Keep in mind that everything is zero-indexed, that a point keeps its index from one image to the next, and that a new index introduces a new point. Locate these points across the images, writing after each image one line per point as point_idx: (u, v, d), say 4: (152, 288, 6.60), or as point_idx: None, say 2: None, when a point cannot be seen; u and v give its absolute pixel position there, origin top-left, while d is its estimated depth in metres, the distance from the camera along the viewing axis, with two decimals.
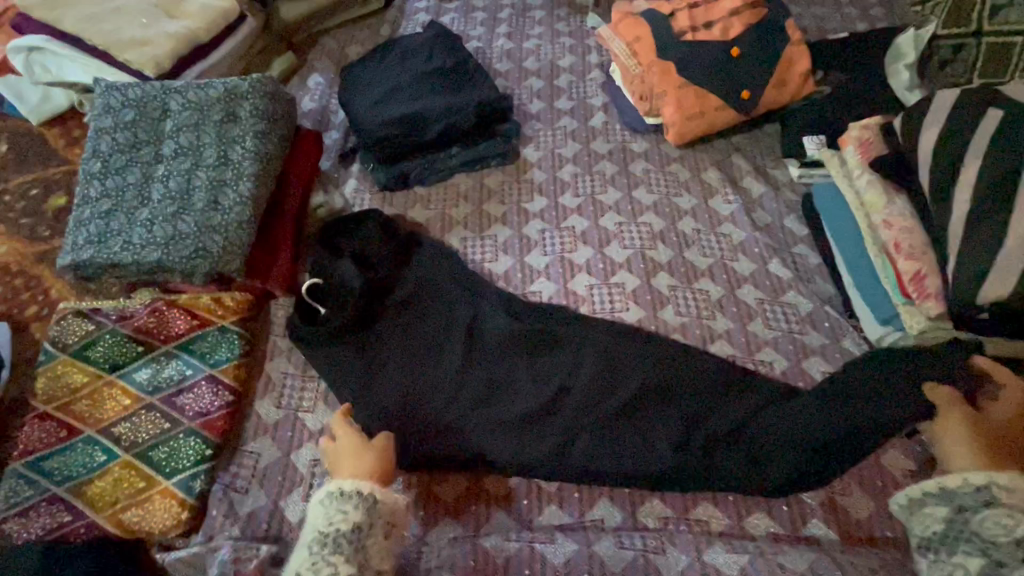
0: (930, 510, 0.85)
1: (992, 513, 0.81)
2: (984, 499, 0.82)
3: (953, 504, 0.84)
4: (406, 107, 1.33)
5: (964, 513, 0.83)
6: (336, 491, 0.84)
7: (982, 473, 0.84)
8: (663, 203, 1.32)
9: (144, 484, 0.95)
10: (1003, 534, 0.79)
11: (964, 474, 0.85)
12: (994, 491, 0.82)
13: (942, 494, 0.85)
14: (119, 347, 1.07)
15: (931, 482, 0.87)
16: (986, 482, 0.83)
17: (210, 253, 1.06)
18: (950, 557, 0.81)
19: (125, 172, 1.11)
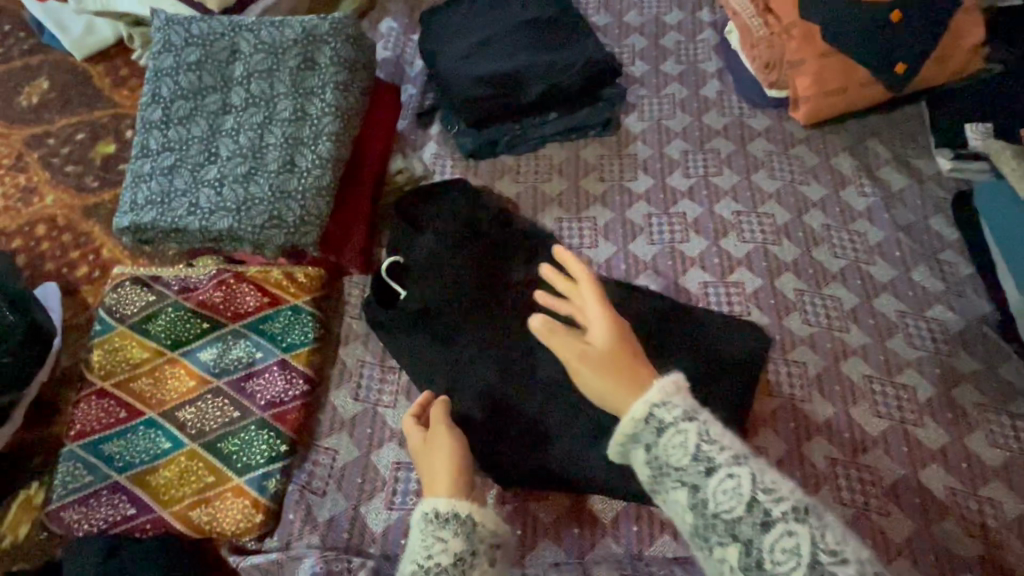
0: (636, 456, 0.65)
1: (669, 434, 0.63)
2: (655, 423, 0.64)
3: (645, 445, 0.64)
4: (501, 63, 1.16)
5: (653, 446, 0.64)
6: (431, 516, 0.71)
7: (641, 401, 0.66)
8: (788, 192, 1.15)
9: (213, 480, 0.86)
10: (686, 456, 0.61)
11: (644, 405, 0.65)
12: (659, 414, 0.64)
13: (636, 436, 0.65)
14: (181, 322, 0.95)
15: (627, 421, 0.66)
16: (653, 406, 0.65)
17: (284, 222, 0.93)
18: (670, 501, 0.62)
19: (189, 122, 0.97)
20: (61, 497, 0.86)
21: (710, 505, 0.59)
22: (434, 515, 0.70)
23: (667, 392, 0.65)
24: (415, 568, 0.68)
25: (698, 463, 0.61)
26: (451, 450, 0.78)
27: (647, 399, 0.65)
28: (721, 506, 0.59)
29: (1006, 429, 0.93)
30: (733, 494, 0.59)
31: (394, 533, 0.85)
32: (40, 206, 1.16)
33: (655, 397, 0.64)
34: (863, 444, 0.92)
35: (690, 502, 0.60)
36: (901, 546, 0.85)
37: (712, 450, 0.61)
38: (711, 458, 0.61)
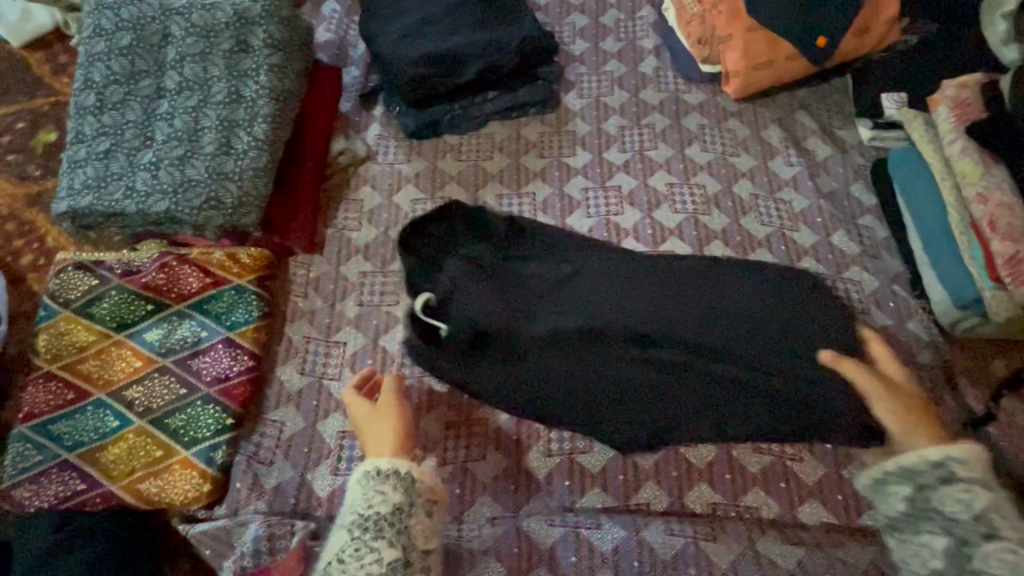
0: (893, 489, 0.72)
1: (954, 487, 0.67)
2: (946, 472, 0.68)
3: (917, 485, 0.70)
4: (438, 42, 1.18)
5: (926, 489, 0.69)
6: (371, 473, 0.77)
7: (940, 447, 0.69)
8: (719, 163, 1.20)
9: (160, 454, 0.89)
10: (969, 515, 0.66)
11: (941, 452, 0.69)
12: (953, 468, 0.68)
13: (910, 475, 0.70)
14: (126, 304, 0.98)
15: (913, 457, 0.70)
16: (955, 462, 0.68)
17: (222, 203, 0.95)
18: (918, 538, 0.68)
19: (123, 107, 0.98)
20: (12, 477, 0.88)
21: (976, 559, 0.64)
22: (375, 472, 0.76)
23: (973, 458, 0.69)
24: (356, 516, 0.74)
25: (979, 525, 0.65)
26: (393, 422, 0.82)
27: (951, 451, 0.69)
28: (983, 561, 0.64)
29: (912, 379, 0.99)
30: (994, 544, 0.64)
31: (338, 497, 0.89)
32: None
33: (955, 452, 0.68)
34: None
35: (949, 550, 0.66)
36: (812, 488, 0.91)
37: (998, 521, 0.65)
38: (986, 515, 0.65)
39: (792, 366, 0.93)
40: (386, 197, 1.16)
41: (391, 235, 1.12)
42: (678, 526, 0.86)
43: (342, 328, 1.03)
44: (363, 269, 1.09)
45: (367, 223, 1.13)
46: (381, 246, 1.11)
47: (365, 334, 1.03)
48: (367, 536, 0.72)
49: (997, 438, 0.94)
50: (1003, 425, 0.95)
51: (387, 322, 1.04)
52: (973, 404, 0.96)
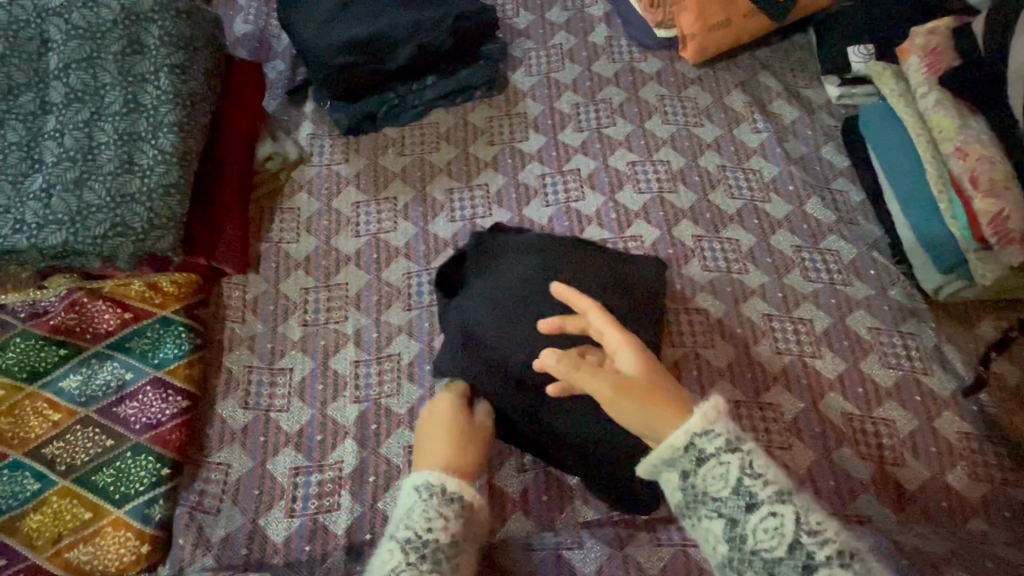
0: (669, 479, 0.66)
1: (708, 465, 0.62)
2: (695, 454, 0.63)
3: (682, 470, 0.65)
4: (366, 24, 1.07)
5: (690, 475, 0.64)
6: (438, 490, 0.69)
7: (682, 428, 0.65)
8: (682, 136, 1.12)
9: (90, 516, 0.80)
10: (725, 488, 0.62)
11: (685, 435, 0.64)
12: (700, 445, 0.63)
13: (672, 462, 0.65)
14: (36, 351, 0.87)
15: (666, 446, 0.65)
16: (694, 436, 0.64)
17: (130, 227, 0.84)
18: (702, 525, 0.63)
19: (3, 128, 0.85)
20: None
21: (748, 538, 0.60)
22: (440, 490, 0.69)
23: (709, 421, 0.64)
24: (412, 537, 0.65)
25: (740, 497, 0.61)
26: (474, 430, 0.78)
27: (689, 428, 0.64)
28: (753, 537, 0.60)
29: (898, 349, 0.94)
30: (722, 486, 0.62)
31: (296, 541, 0.82)
32: None
33: (696, 426, 0.63)
34: (766, 381, 0.93)
35: (727, 535, 0.61)
36: (802, 478, 0.86)
37: (754, 486, 0.61)
38: (725, 470, 0.62)
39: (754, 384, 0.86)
40: (324, 202, 1.06)
41: (333, 244, 1.02)
42: (666, 534, 0.80)
43: (286, 352, 0.94)
44: (305, 285, 0.99)
45: (306, 234, 1.03)
46: (322, 257, 1.01)
47: (312, 358, 0.94)
48: (425, 564, 0.63)
49: (987, 404, 0.90)
50: (993, 390, 0.91)
51: (336, 341, 0.95)
52: (961, 371, 0.92)
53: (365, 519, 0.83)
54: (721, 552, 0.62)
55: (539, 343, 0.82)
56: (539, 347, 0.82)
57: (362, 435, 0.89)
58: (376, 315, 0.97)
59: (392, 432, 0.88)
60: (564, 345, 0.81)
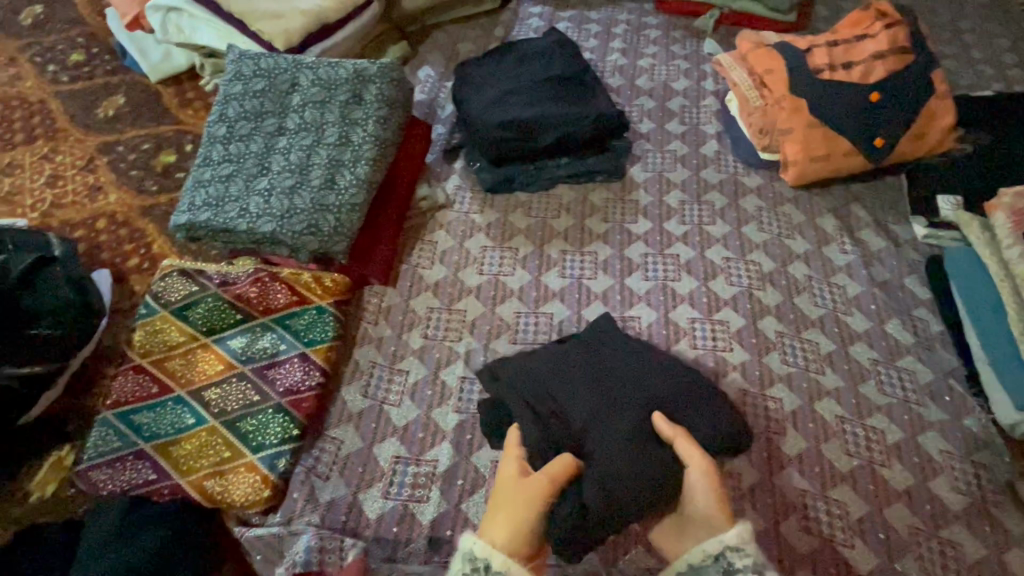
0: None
1: None
2: (723, 563, 0.74)
3: None
4: (522, 110, 1.29)
5: None
6: (481, 565, 0.73)
7: (716, 538, 0.75)
8: (774, 244, 1.26)
9: (227, 455, 0.95)
10: None
11: (717, 544, 0.75)
12: (729, 558, 0.74)
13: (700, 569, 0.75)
14: (219, 312, 1.07)
15: (697, 553, 0.76)
16: (726, 548, 0.74)
17: (320, 230, 1.05)
18: None
19: (249, 140, 1.12)
20: (92, 459, 0.95)
21: None
22: (483, 566, 0.73)
23: (743, 539, 0.74)
24: None
25: None
26: (535, 494, 0.78)
27: (721, 540, 0.75)
28: None
29: (969, 476, 0.98)
30: None
31: (387, 521, 0.92)
32: (103, 203, 1.32)
33: (728, 542, 0.74)
34: (832, 478, 0.98)
35: None
36: None
37: None
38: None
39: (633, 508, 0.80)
40: (458, 241, 1.25)
41: (459, 276, 1.20)
42: None
43: (405, 357, 1.10)
44: (430, 305, 1.16)
45: (439, 264, 1.22)
46: (449, 285, 1.19)
47: (426, 366, 1.09)
48: None
49: None
50: None
51: (448, 356, 1.10)
52: None
53: (449, 517, 0.93)
54: None
55: (571, 394, 0.89)
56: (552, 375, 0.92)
57: (457, 441, 1.00)
58: (485, 342, 1.11)
59: (483, 443, 1.00)
60: (570, 395, 0.89)
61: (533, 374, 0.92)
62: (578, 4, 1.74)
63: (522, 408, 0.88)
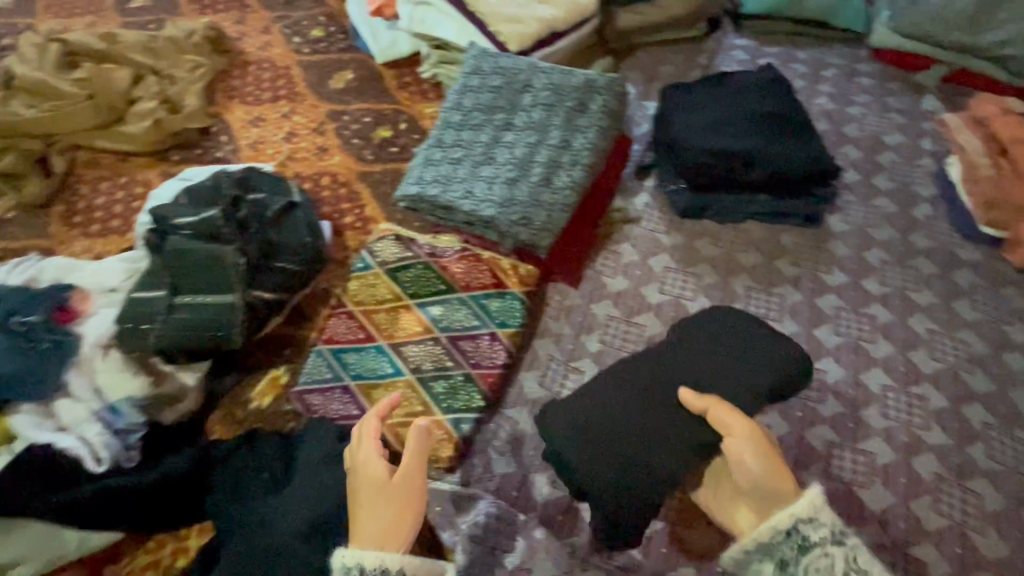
0: (762, 568, 0.79)
1: (812, 555, 0.75)
2: (799, 538, 0.76)
3: (780, 558, 0.78)
4: (731, 140, 1.28)
5: (794, 563, 0.76)
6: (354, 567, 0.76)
7: (784, 514, 0.77)
8: (989, 326, 1.15)
9: (420, 409, 1.04)
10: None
11: (788, 519, 0.77)
12: (805, 532, 0.76)
13: (773, 548, 0.78)
14: (425, 280, 1.17)
15: (767, 531, 0.78)
16: (798, 521, 0.77)
17: (531, 224, 1.14)
18: None
19: (479, 130, 1.23)
20: (306, 383, 1.09)
21: None
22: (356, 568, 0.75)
23: (813, 511, 0.77)
24: None
25: None
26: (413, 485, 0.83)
27: (791, 513, 0.77)
28: None
29: None
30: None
31: (552, 508, 0.96)
32: (328, 163, 1.49)
33: (800, 514, 0.77)
34: None
35: None
36: None
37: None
38: (829, 561, 0.75)
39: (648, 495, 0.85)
40: (641, 256, 1.27)
41: (641, 290, 1.22)
42: None
43: (582, 357, 1.14)
44: (610, 312, 1.19)
45: (621, 275, 1.24)
46: (630, 298, 1.21)
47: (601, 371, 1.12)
48: None
49: None
50: None
51: None
52: None
53: None
54: None
55: (641, 368, 0.95)
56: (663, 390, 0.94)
57: None
58: None
59: None
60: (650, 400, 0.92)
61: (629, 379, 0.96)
62: (788, 40, 1.69)
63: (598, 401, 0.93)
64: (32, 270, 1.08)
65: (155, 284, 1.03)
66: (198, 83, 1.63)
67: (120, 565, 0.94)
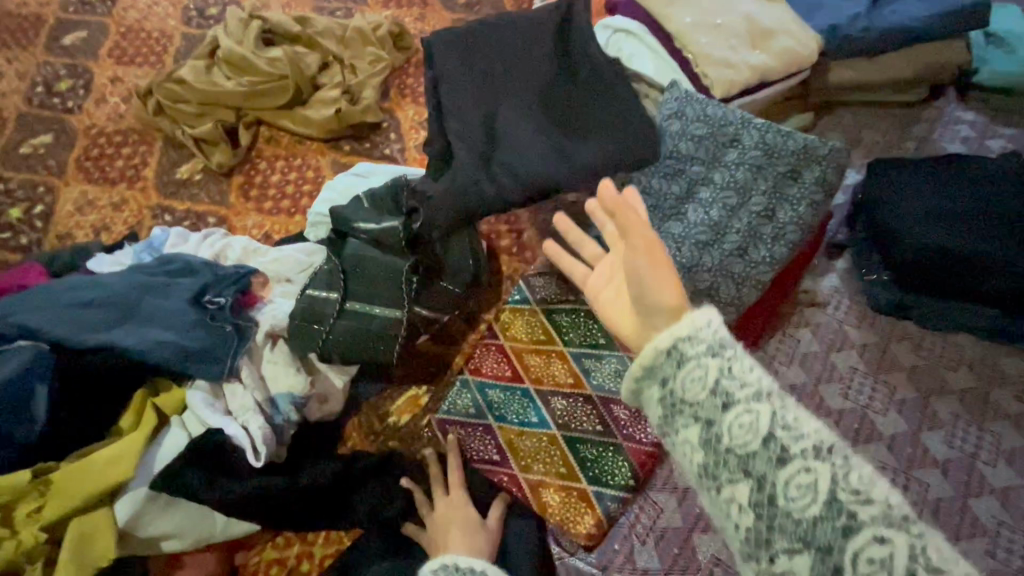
0: (647, 394, 0.59)
1: (734, 411, 0.52)
2: (676, 355, 0.56)
3: (660, 380, 0.58)
4: (968, 238, 1.08)
5: (686, 404, 0.55)
6: (451, 564, 0.74)
7: (667, 331, 0.58)
8: None
9: (563, 472, 0.98)
10: (754, 436, 0.51)
11: (668, 337, 0.57)
12: (691, 346, 0.56)
13: (654, 370, 0.58)
14: (584, 330, 1.10)
15: (649, 352, 0.59)
16: (679, 339, 0.57)
17: (719, 295, 1.03)
18: (685, 437, 0.55)
19: (672, 180, 1.14)
20: (447, 413, 1.05)
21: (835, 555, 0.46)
22: (451, 564, 0.74)
23: (697, 324, 0.57)
24: None
25: (781, 468, 0.49)
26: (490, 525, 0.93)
27: (673, 331, 0.57)
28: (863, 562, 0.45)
29: None
30: (749, 434, 0.51)
31: None
32: None
33: (680, 330, 0.57)
34: None
35: (705, 439, 0.53)
36: None
37: (822, 468, 0.48)
38: (703, 372, 0.54)
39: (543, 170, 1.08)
40: (824, 348, 1.13)
41: (820, 390, 1.08)
42: None
43: None
44: None
45: (798, 366, 1.11)
46: (806, 395, 1.08)
47: None
48: None
49: None
50: None
51: None
52: None
53: None
54: (747, 528, 0.50)
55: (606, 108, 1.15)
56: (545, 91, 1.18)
57: None
58: None
59: None
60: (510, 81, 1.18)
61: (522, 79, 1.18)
62: None
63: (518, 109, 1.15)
64: (222, 244, 1.13)
65: (331, 283, 1.03)
66: (378, 76, 1.65)
67: (251, 553, 0.96)
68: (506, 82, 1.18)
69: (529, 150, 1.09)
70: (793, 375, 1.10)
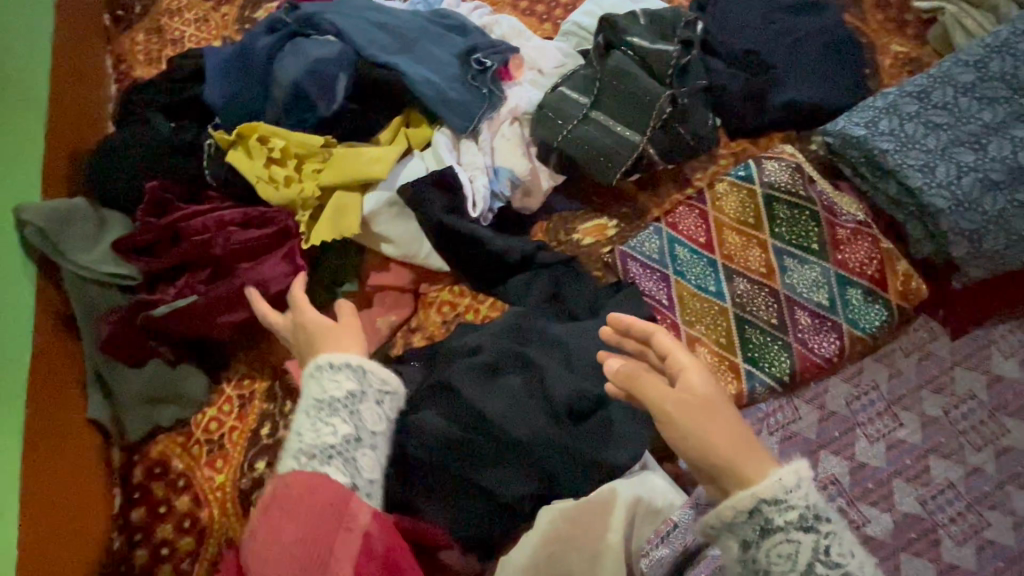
0: (725, 545, 0.59)
1: (772, 538, 0.56)
2: (760, 521, 0.56)
3: (740, 538, 0.57)
4: None
5: (750, 546, 0.57)
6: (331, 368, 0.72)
7: (745, 491, 0.56)
8: None
9: (722, 342, 0.99)
10: (790, 568, 0.55)
11: (750, 500, 0.56)
12: (767, 513, 0.56)
13: (732, 527, 0.57)
14: (800, 229, 1.04)
15: (728, 509, 0.57)
16: (762, 502, 0.56)
17: (979, 243, 0.93)
18: None
19: (989, 105, 0.97)
20: (631, 248, 1.07)
21: None
22: (329, 366, 0.72)
23: (786, 489, 0.56)
24: (320, 401, 0.71)
25: None
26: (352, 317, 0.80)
27: (756, 492, 0.56)
28: None
29: None
30: (789, 566, 0.55)
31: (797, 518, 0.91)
32: None
33: (764, 493, 0.56)
34: None
35: None
36: None
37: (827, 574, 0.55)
38: (794, 548, 0.55)
39: (740, 98, 1.15)
40: None
41: None
42: None
43: (909, 409, 0.97)
44: (977, 388, 0.97)
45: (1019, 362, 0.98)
46: (1012, 391, 0.97)
47: (922, 438, 0.95)
48: (320, 415, 0.70)
49: None
50: None
51: (951, 451, 0.94)
52: None
53: None
54: None
55: (838, 63, 1.19)
56: (769, 36, 1.21)
57: (898, 527, 0.90)
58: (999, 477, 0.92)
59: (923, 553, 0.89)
60: (750, 15, 1.23)
61: (744, 22, 1.22)
62: None
63: (752, 39, 1.20)
64: (491, 18, 1.17)
65: (585, 90, 1.07)
66: None
67: (432, 288, 1.07)
68: (745, 19, 1.23)
69: (732, 78, 1.16)
70: (1008, 367, 0.98)
